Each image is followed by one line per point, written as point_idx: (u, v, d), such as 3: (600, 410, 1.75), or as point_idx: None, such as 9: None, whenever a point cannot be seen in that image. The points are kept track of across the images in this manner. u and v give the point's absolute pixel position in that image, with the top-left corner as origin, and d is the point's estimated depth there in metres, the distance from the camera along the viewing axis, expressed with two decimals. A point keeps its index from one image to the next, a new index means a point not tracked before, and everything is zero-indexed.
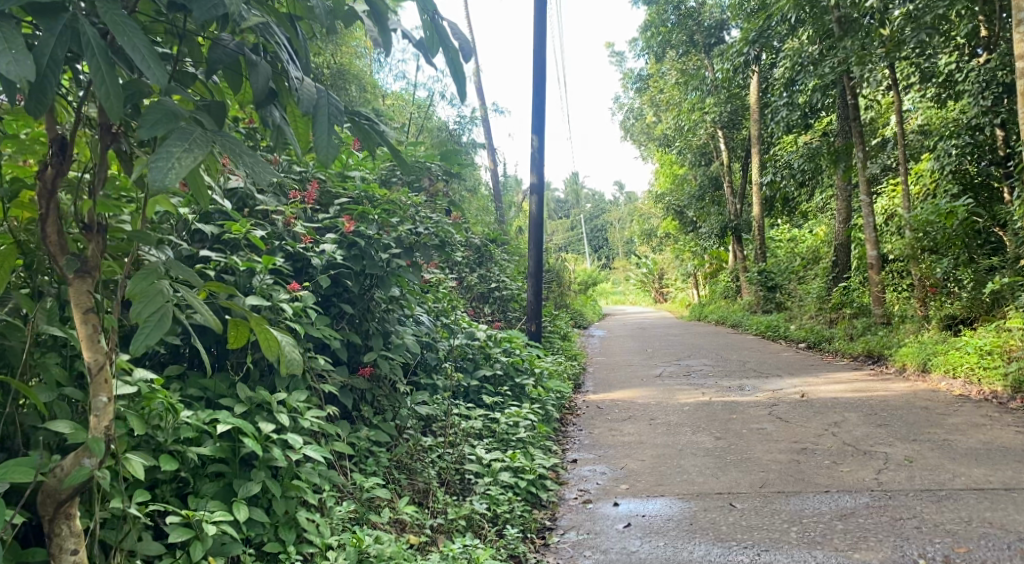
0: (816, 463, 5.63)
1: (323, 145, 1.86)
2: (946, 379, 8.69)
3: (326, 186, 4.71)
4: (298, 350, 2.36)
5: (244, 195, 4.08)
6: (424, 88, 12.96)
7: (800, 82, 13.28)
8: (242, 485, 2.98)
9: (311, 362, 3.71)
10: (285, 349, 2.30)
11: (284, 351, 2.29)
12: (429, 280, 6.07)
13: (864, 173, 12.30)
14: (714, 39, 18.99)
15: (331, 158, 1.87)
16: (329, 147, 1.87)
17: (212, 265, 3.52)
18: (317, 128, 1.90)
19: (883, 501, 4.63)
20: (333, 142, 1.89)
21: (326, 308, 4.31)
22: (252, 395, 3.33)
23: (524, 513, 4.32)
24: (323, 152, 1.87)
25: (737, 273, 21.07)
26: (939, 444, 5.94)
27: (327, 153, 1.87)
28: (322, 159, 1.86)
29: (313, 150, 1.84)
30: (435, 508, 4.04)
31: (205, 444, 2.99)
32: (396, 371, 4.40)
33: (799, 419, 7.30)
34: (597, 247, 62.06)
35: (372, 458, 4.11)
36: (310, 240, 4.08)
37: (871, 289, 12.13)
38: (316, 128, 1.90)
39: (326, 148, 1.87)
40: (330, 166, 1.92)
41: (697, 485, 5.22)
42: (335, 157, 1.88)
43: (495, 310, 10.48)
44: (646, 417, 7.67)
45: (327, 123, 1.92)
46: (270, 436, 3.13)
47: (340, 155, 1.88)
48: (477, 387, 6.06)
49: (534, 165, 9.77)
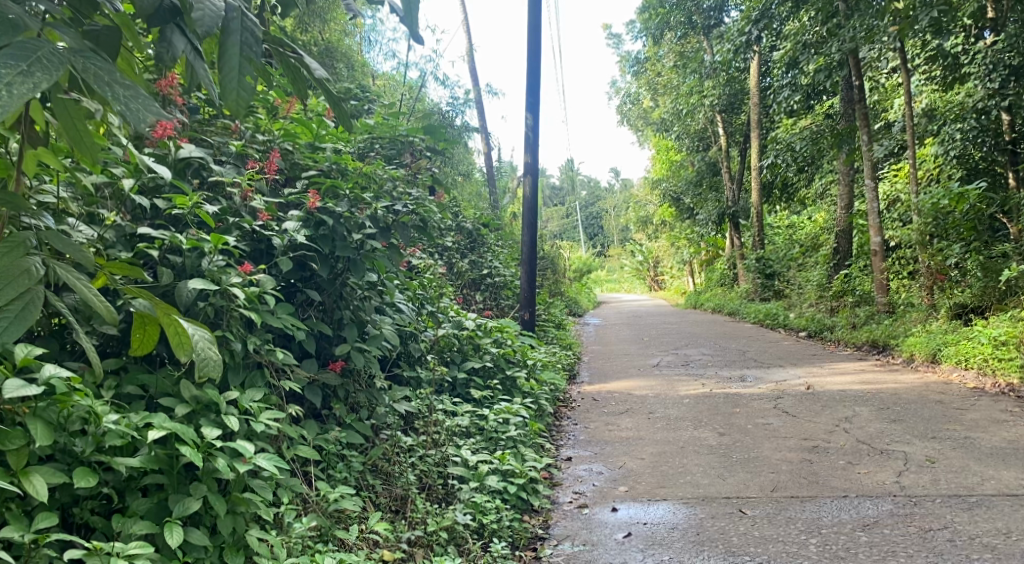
0: (831, 463, 5.21)
1: (231, 86, 1.57)
2: (958, 371, 8.27)
3: (293, 157, 4.23)
4: (215, 345, 2.07)
5: (198, 166, 3.67)
6: (415, 69, 12.44)
7: (803, 63, 12.81)
8: (179, 502, 2.52)
9: (272, 357, 3.25)
10: (201, 351, 1.97)
11: (199, 355, 1.96)
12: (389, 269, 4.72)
13: (869, 156, 11.81)
14: (713, 20, 18.38)
15: (242, 105, 1.58)
16: (240, 92, 1.57)
17: (154, 243, 3.10)
18: (225, 61, 1.59)
19: (908, 509, 4.22)
20: (245, 84, 1.59)
21: (292, 297, 3.83)
22: (198, 394, 2.88)
23: (512, 523, 3.91)
24: (232, 97, 1.57)
25: (734, 260, 20.62)
26: (961, 443, 5.52)
27: (238, 99, 1.57)
28: (233, 105, 1.57)
29: (219, 90, 1.55)
30: (414, 518, 3.61)
31: (135, 454, 2.53)
32: (372, 365, 3.94)
33: (806, 413, 6.87)
34: (593, 234, 61.44)
35: (342, 463, 3.67)
36: (269, 217, 3.65)
37: (877, 276, 11.58)
38: (224, 63, 1.58)
39: (236, 91, 1.57)
40: (242, 107, 1.60)
41: (703, 488, 4.79)
42: (248, 103, 1.60)
43: (487, 297, 9.87)
44: (644, 410, 7.23)
45: (239, 56, 1.60)
46: (215, 443, 2.67)
47: (254, 102, 1.60)
48: (465, 381, 5.59)
49: (526, 148, 9.30)
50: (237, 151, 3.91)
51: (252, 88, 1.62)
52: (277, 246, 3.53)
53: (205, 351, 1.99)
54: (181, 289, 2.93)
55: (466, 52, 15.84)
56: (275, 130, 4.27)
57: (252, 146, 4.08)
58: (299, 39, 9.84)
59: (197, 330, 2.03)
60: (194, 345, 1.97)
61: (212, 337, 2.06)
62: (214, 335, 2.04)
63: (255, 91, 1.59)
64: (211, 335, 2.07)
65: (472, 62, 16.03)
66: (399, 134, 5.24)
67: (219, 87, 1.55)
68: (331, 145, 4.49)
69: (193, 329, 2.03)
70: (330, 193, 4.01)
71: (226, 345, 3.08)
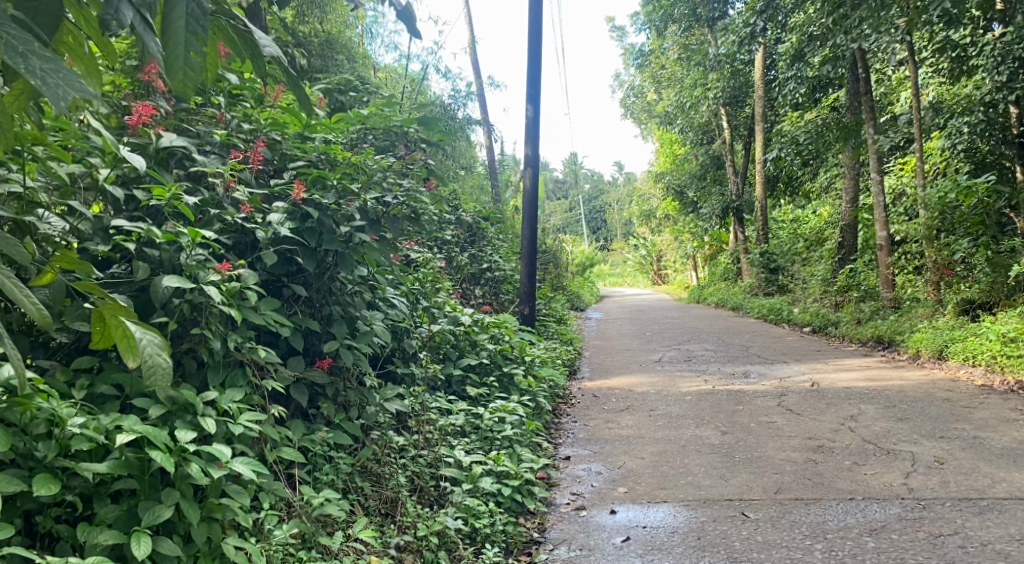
0: (836, 464, 5.07)
1: (175, 68, 1.59)
2: (965, 368, 8.11)
3: (281, 147, 4.09)
4: (168, 350, 1.94)
5: (181, 155, 3.56)
6: (417, 61, 12.29)
7: (809, 53, 12.62)
8: (149, 510, 2.39)
9: (254, 355, 3.11)
10: (147, 358, 1.88)
11: (145, 362, 1.87)
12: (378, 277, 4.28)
13: (875, 149, 11.64)
14: (717, 12, 17.98)
15: (190, 85, 1.62)
16: (187, 71, 1.60)
17: (130, 236, 2.98)
18: (169, 39, 1.59)
19: (916, 513, 4.09)
20: (191, 63, 1.61)
21: (278, 294, 3.68)
22: (174, 395, 2.74)
23: (506, 528, 3.78)
24: (179, 77, 1.60)
25: (738, 255, 20.42)
26: (971, 443, 5.38)
27: (185, 79, 1.61)
28: (177, 86, 1.60)
29: (164, 70, 1.58)
30: (404, 523, 3.48)
31: (103, 459, 2.40)
32: (361, 363, 3.81)
33: (811, 412, 6.72)
34: (597, 228, 61.16)
35: (330, 465, 3.53)
36: (252, 209, 3.53)
37: (881, 271, 11.49)
38: (169, 42, 1.59)
39: (180, 72, 1.60)
40: (188, 85, 1.62)
41: (705, 490, 4.65)
42: (193, 81, 1.62)
43: (487, 292, 9.70)
44: (646, 407, 7.09)
45: (185, 32, 1.61)
46: (189, 447, 2.53)
47: (202, 80, 1.63)
48: (460, 378, 5.45)
49: (527, 140, 9.15)
50: (222, 140, 3.79)
51: (199, 63, 1.63)
52: (262, 239, 3.40)
53: (153, 356, 1.89)
54: (156, 286, 2.81)
55: (468, 44, 15.69)
56: (262, 119, 4.13)
57: (237, 136, 3.96)
58: (299, 31, 9.72)
59: (147, 335, 1.92)
60: (140, 351, 1.89)
61: (163, 343, 1.94)
62: (164, 340, 1.93)
63: (203, 70, 1.62)
64: (162, 340, 1.95)
65: (474, 54, 15.85)
66: (393, 125, 5.07)
67: (163, 68, 1.58)
68: (322, 135, 4.34)
69: (142, 334, 1.93)
70: (318, 184, 3.87)
71: (205, 343, 2.95)
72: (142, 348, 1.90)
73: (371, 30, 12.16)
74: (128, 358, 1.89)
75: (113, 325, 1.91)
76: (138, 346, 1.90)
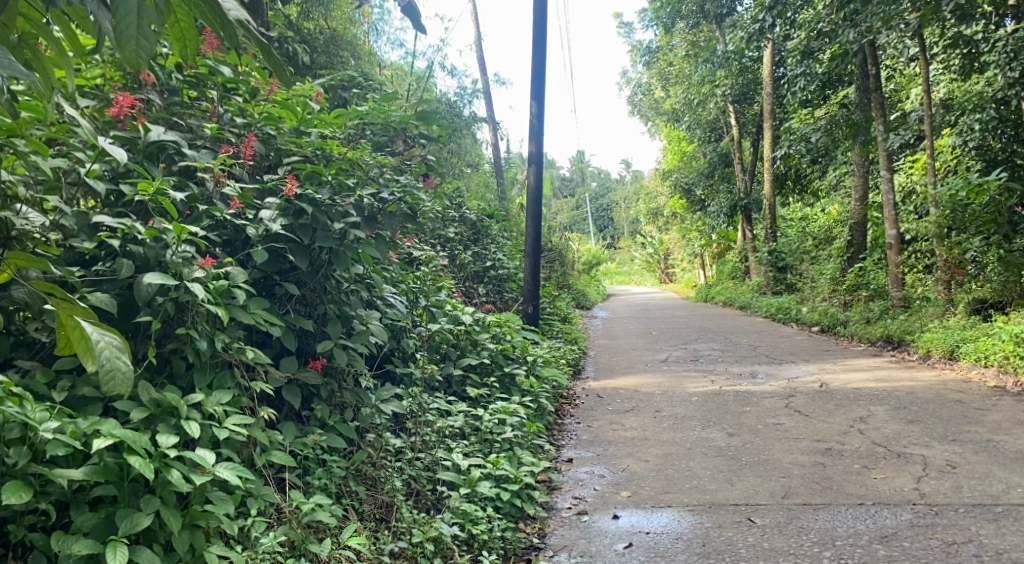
0: (845, 467, 4.94)
1: (129, 37, 1.80)
2: (977, 368, 7.96)
3: (276, 143, 3.98)
4: (126, 352, 1.97)
5: (172, 150, 3.48)
6: (423, 58, 12.18)
7: (819, 49, 12.47)
8: (127, 517, 2.29)
9: (243, 355, 3.01)
10: (104, 363, 1.91)
11: (102, 367, 1.91)
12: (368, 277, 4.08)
13: (886, 147, 11.47)
14: (725, 9, 18.03)
15: (142, 53, 1.82)
16: (140, 42, 1.81)
17: (113, 232, 2.89)
18: (121, 16, 1.80)
19: (927, 519, 3.97)
20: (141, 32, 1.82)
21: (271, 293, 3.57)
22: (158, 397, 2.65)
23: (505, 534, 3.67)
24: (131, 48, 1.80)
25: (746, 253, 20.23)
26: (984, 447, 5.24)
27: (137, 50, 1.81)
28: (133, 60, 1.81)
29: (120, 44, 1.79)
30: (399, 528, 3.38)
31: (78, 465, 2.30)
32: (356, 364, 3.70)
33: (819, 413, 6.59)
34: (604, 226, 60.93)
35: (323, 470, 3.42)
36: (243, 204, 3.44)
37: (890, 270, 11.35)
38: (120, 18, 1.79)
39: (134, 42, 1.81)
40: (144, 57, 1.83)
41: (710, 494, 4.53)
42: (148, 51, 1.83)
43: (491, 291, 9.59)
44: (651, 408, 6.97)
45: (134, 6, 1.80)
46: (170, 452, 2.43)
47: (154, 46, 1.84)
48: (460, 378, 5.34)
49: (532, 137, 9.03)
50: (213, 134, 3.73)
51: (150, 32, 1.84)
52: (252, 236, 3.31)
53: (110, 361, 1.92)
54: (138, 284, 2.75)
55: (474, 41, 15.58)
56: (256, 114, 4.04)
57: (230, 130, 3.87)
58: (302, 26, 9.62)
59: (104, 336, 1.95)
60: (98, 355, 1.91)
61: (122, 344, 1.97)
62: (122, 342, 1.95)
63: (152, 37, 1.83)
64: (121, 342, 1.97)
65: (481, 50, 15.75)
66: (391, 119, 4.94)
67: (118, 43, 1.79)
68: (318, 131, 4.23)
69: (99, 334, 1.95)
70: (312, 179, 3.77)
71: (191, 343, 2.86)
72: (99, 352, 1.91)
73: (377, 27, 12.04)
74: (86, 362, 1.92)
75: (70, 328, 1.93)
76: (95, 350, 1.92)
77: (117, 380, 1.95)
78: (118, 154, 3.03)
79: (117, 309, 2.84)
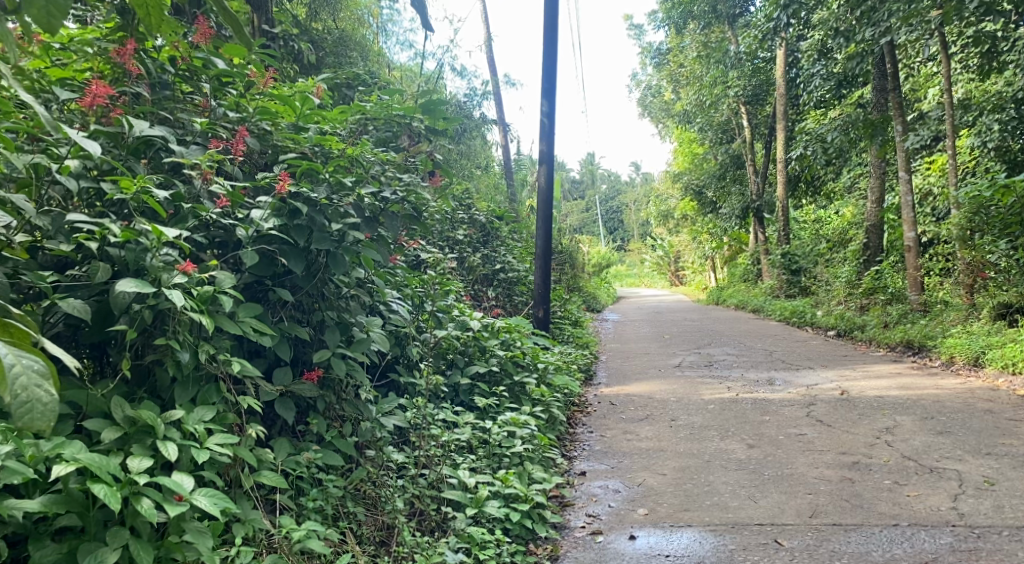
0: (875, 483, 4.65)
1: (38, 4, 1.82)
2: (1004, 376, 7.63)
3: (273, 139, 3.73)
4: (48, 382, 1.65)
5: (159, 146, 3.29)
6: (432, 59, 11.93)
7: (835, 47, 12.19)
8: (91, 554, 2.08)
9: (230, 368, 2.77)
10: (18, 394, 1.58)
11: (15, 399, 1.58)
12: (369, 279, 3.82)
13: (904, 147, 11.13)
14: (738, 8, 17.93)
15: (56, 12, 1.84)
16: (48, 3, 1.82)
17: (88, 234, 2.65)
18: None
19: (970, 543, 3.70)
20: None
21: (261, 298, 3.32)
22: (133, 415, 2.43)
23: (515, 559, 3.41)
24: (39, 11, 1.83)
25: (758, 256, 19.87)
26: (1022, 462, 4.95)
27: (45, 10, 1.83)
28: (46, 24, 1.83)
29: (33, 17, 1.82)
30: (400, 554, 3.12)
31: (36, 496, 2.09)
32: (355, 374, 3.45)
33: (843, 423, 6.29)
34: (613, 229, 60.51)
35: (319, 490, 3.17)
36: (233, 204, 3.17)
37: (909, 273, 11.03)
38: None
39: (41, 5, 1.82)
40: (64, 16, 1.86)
41: (732, 512, 4.26)
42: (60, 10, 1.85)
43: (501, 294, 9.33)
44: (666, 417, 6.69)
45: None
46: (140, 478, 2.21)
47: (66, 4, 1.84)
48: (468, 387, 5.09)
49: (542, 137, 8.77)
50: (203, 129, 3.47)
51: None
52: (242, 238, 3.05)
53: (27, 391, 1.60)
54: (114, 292, 2.52)
55: (484, 41, 15.38)
56: (251, 107, 3.80)
57: (221, 124, 3.62)
58: (309, 26, 9.40)
59: (21, 360, 1.62)
60: (10, 384, 1.58)
61: (41, 371, 1.65)
62: (43, 368, 1.64)
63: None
64: (42, 368, 1.65)
65: (490, 50, 15.56)
66: (395, 114, 4.66)
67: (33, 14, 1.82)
68: (317, 126, 3.99)
69: (15, 358, 1.62)
70: (307, 176, 3.50)
71: (172, 354, 2.62)
72: (12, 380, 1.59)
73: (386, 28, 11.80)
74: None
75: None
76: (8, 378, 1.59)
77: (33, 416, 1.63)
78: (92, 148, 2.74)
79: (90, 318, 2.61)
